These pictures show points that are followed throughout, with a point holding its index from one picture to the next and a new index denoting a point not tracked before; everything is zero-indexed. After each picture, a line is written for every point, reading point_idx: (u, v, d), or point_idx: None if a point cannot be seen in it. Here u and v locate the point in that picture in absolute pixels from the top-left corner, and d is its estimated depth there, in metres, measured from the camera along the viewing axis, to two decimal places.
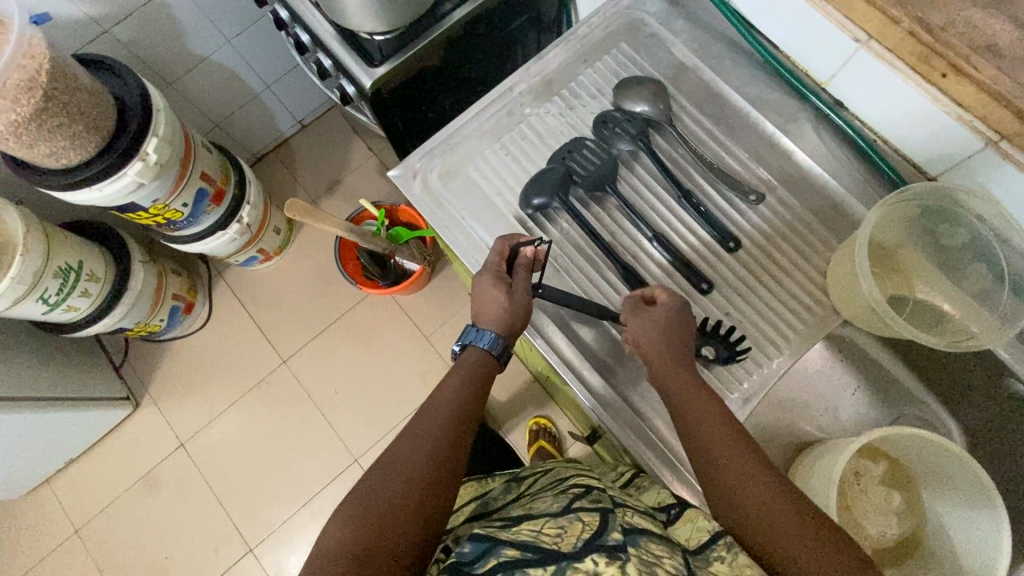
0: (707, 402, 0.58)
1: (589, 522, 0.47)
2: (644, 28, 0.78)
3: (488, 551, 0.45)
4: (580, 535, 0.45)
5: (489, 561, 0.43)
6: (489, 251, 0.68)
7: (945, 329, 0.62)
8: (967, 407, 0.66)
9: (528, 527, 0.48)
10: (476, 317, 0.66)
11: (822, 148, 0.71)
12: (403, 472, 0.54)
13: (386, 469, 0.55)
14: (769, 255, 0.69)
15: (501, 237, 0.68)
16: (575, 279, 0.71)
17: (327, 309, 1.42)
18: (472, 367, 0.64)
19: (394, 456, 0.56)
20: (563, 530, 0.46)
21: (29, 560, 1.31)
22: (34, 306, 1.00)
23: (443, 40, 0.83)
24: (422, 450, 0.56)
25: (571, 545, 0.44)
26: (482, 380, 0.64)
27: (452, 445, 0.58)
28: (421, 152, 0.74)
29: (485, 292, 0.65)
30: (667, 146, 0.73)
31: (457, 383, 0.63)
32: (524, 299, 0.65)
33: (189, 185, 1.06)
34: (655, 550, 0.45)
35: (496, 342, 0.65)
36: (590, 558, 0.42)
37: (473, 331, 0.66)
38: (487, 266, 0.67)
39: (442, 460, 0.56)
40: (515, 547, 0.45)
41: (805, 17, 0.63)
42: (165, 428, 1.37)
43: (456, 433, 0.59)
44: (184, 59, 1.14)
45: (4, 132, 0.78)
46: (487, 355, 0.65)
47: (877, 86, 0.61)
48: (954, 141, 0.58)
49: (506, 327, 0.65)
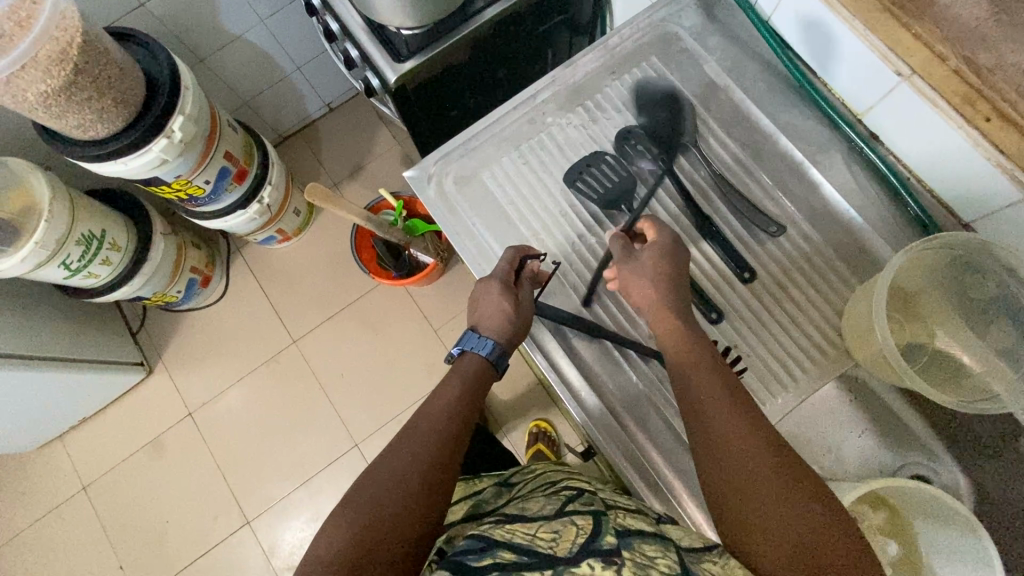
0: (716, 391, 0.56)
1: (583, 526, 0.48)
2: (678, 42, 0.75)
3: (485, 550, 0.45)
4: (575, 539, 0.46)
5: (485, 558, 0.44)
6: (499, 259, 0.67)
7: (961, 384, 0.59)
8: (978, 465, 0.63)
9: (521, 529, 0.49)
10: (478, 323, 0.65)
11: (852, 182, 0.68)
12: (402, 472, 0.55)
13: (384, 476, 0.55)
14: (784, 289, 0.67)
15: (513, 247, 0.67)
16: (580, 297, 0.70)
17: (340, 294, 1.44)
18: (471, 374, 0.64)
19: (392, 462, 0.56)
20: (557, 534, 0.47)
21: (38, 510, 1.36)
22: (57, 271, 1.03)
23: (471, 38, 0.82)
24: (421, 456, 0.56)
25: (566, 549, 0.45)
26: (480, 386, 0.64)
27: (450, 453, 0.58)
28: (438, 157, 0.73)
29: (492, 299, 0.64)
30: (689, 167, 0.72)
31: (458, 387, 0.63)
32: (528, 311, 0.65)
33: (212, 163, 1.07)
34: (648, 551, 0.46)
35: (495, 350, 0.64)
36: (585, 561, 0.43)
37: (473, 337, 0.66)
38: (495, 273, 0.66)
39: (440, 468, 0.56)
40: (511, 550, 0.45)
41: (848, 44, 0.60)
42: (175, 396, 1.41)
43: (454, 440, 0.59)
44: (216, 37, 1.14)
45: (34, 101, 0.79)
46: (485, 362, 0.65)
47: (916, 123, 0.58)
48: (994, 189, 0.54)
49: (507, 337, 0.64)
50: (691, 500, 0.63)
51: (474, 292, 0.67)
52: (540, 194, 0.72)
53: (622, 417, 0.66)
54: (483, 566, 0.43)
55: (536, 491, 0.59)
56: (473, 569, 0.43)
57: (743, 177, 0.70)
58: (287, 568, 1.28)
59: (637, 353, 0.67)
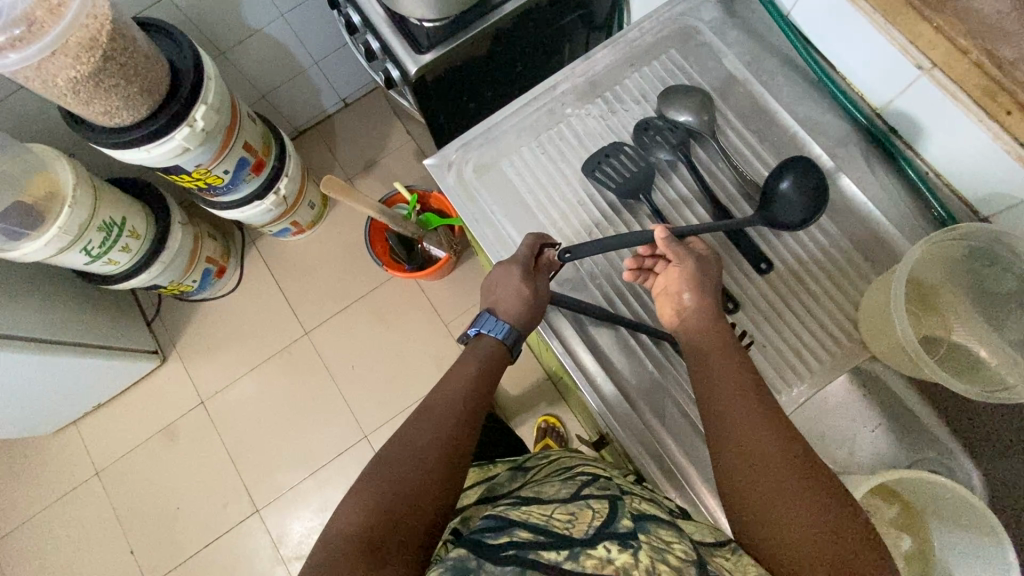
0: (739, 385, 0.56)
1: (599, 510, 0.48)
2: (696, 36, 0.76)
3: (502, 528, 0.45)
4: (591, 522, 0.46)
5: (502, 536, 0.44)
6: (518, 245, 0.68)
7: (979, 377, 0.59)
8: (994, 460, 0.63)
9: (537, 511, 0.49)
10: (495, 306, 0.66)
11: (870, 176, 0.68)
12: (418, 452, 0.55)
13: (401, 451, 0.56)
14: (800, 281, 0.67)
15: (532, 234, 0.68)
16: (597, 288, 0.71)
17: (352, 287, 1.45)
18: (487, 356, 0.65)
19: (409, 442, 0.57)
20: (574, 516, 0.47)
21: (52, 494, 1.37)
22: (78, 256, 1.04)
23: (491, 31, 0.83)
24: (438, 435, 0.57)
25: (583, 531, 0.45)
26: (496, 370, 0.65)
27: (466, 434, 0.59)
28: (459, 145, 0.74)
29: (512, 283, 0.65)
30: (707, 158, 0.72)
31: (475, 370, 0.63)
32: (545, 296, 0.66)
33: (232, 153, 1.09)
34: (665, 536, 0.47)
35: (510, 334, 0.66)
36: (601, 545, 0.43)
37: (490, 320, 0.66)
38: (516, 257, 0.67)
39: (455, 446, 0.57)
40: (528, 529, 0.45)
41: (869, 38, 0.61)
42: (188, 385, 1.42)
43: (469, 421, 0.60)
44: (238, 30, 1.16)
45: (64, 87, 0.81)
46: (500, 345, 0.66)
47: (935, 115, 0.59)
48: (1014, 181, 0.55)
49: (524, 321, 0.65)
50: (704, 487, 0.63)
51: (493, 276, 0.68)
52: (559, 183, 0.73)
53: (637, 404, 0.66)
54: (500, 544, 0.43)
55: (552, 476, 0.60)
56: (489, 547, 0.43)
57: (760, 170, 0.71)
58: (295, 557, 1.29)
59: (651, 339, 0.68)
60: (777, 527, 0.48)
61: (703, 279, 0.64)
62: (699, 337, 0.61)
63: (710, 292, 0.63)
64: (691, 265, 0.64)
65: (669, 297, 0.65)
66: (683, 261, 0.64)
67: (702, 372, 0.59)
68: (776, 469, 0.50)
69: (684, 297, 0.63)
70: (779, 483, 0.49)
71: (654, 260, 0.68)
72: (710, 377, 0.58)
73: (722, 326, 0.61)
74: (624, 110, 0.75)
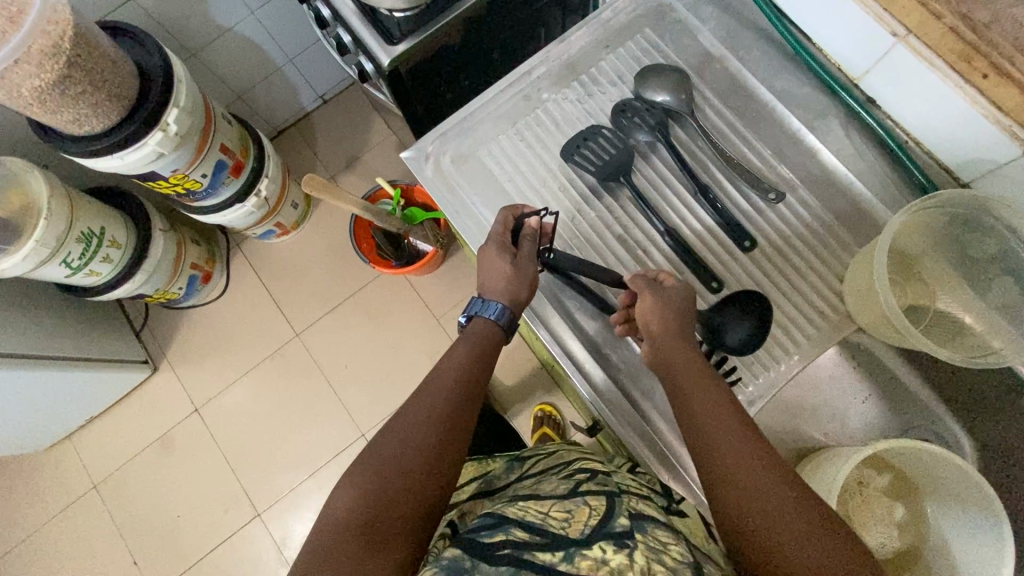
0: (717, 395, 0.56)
1: (597, 508, 0.48)
2: (671, 13, 0.75)
3: (498, 526, 0.45)
4: (588, 521, 0.46)
5: (498, 535, 0.44)
6: (494, 222, 0.68)
7: (965, 344, 0.58)
8: (983, 424, 0.63)
9: (534, 507, 0.49)
10: (482, 288, 0.66)
11: (850, 147, 0.68)
12: (413, 436, 0.55)
13: (396, 437, 0.55)
14: (784, 256, 0.67)
15: (506, 208, 0.68)
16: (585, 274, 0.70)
17: (340, 286, 1.44)
18: (480, 336, 0.65)
19: (403, 425, 0.56)
20: (570, 515, 0.48)
21: (50, 510, 1.36)
22: (58, 269, 1.03)
23: (464, 18, 0.81)
24: (431, 422, 0.57)
25: (579, 531, 0.45)
26: (490, 350, 0.65)
27: (461, 419, 0.58)
28: (435, 136, 0.73)
29: (492, 261, 0.65)
30: (686, 137, 0.72)
31: (466, 351, 0.63)
32: (530, 269, 0.65)
33: (208, 157, 1.07)
34: (661, 537, 0.47)
35: (503, 313, 0.65)
36: (597, 545, 0.43)
37: (479, 302, 0.66)
38: (491, 236, 0.67)
39: (450, 435, 0.56)
40: (524, 528, 0.45)
41: (843, 8, 0.60)
42: (181, 393, 1.41)
43: (464, 407, 0.59)
44: (208, 30, 1.14)
45: (29, 97, 0.79)
46: (493, 324, 0.65)
47: (911, 83, 0.58)
48: (992, 146, 0.54)
49: (512, 297, 0.64)
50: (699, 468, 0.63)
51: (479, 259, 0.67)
52: (539, 171, 0.72)
53: (628, 390, 0.66)
54: (495, 543, 0.43)
55: (549, 470, 0.59)
56: (485, 545, 0.43)
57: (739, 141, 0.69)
58: None
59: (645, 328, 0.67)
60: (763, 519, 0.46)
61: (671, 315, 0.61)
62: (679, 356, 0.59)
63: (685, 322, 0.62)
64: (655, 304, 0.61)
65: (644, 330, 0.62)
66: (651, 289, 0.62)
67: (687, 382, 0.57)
68: (769, 493, 0.47)
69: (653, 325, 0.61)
70: (774, 510, 0.46)
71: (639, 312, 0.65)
72: (688, 410, 0.56)
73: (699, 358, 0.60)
74: (602, 93, 0.74)
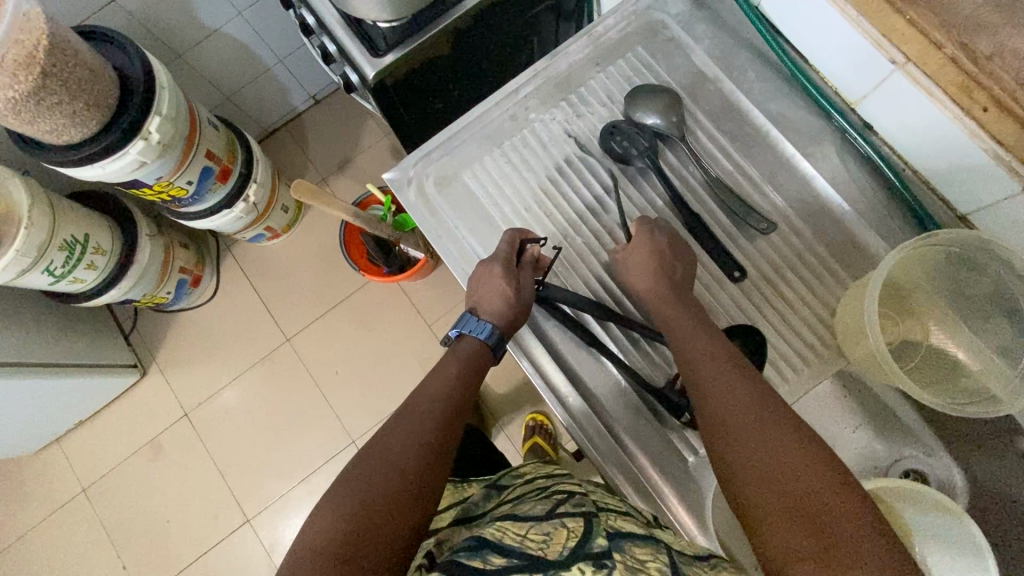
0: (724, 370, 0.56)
1: (574, 529, 0.46)
2: (664, 31, 0.73)
3: (476, 550, 0.43)
4: (566, 542, 0.45)
5: (476, 560, 0.42)
6: (499, 240, 0.66)
7: (956, 384, 0.57)
8: (974, 461, 0.62)
9: (512, 529, 0.47)
10: (477, 306, 0.65)
11: (845, 174, 0.66)
12: (398, 455, 0.54)
13: (380, 459, 0.53)
14: (775, 286, 0.66)
15: (512, 230, 0.66)
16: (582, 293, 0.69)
17: (331, 291, 1.42)
18: (469, 357, 0.64)
19: (388, 443, 0.55)
20: (548, 536, 0.46)
21: (40, 513, 1.36)
22: (41, 277, 1.01)
23: (452, 30, 0.79)
24: (416, 440, 0.55)
25: (557, 552, 0.43)
26: (478, 373, 0.64)
27: (445, 438, 0.57)
28: (418, 158, 0.71)
29: (491, 280, 0.63)
30: (677, 161, 0.70)
31: (455, 371, 0.63)
32: (529, 297, 0.64)
33: (194, 163, 1.05)
34: (640, 555, 0.45)
35: (493, 334, 0.64)
36: (576, 566, 0.42)
37: (472, 319, 0.65)
38: (497, 254, 0.65)
39: (435, 454, 0.55)
40: (503, 552, 0.43)
41: (840, 32, 0.58)
42: (171, 397, 1.40)
43: (449, 427, 0.58)
44: (194, 31, 1.11)
45: (3, 108, 0.77)
46: (483, 345, 0.65)
47: (909, 111, 0.56)
48: (991, 181, 0.52)
49: (506, 320, 0.64)
50: (676, 497, 0.62)
51: (474, 276, 0.66)
52: (525, 195, 0.70)
53: (609, 421, 0.65)
54: (474, 567, 0.42)
55: (528, 494, 0.58)
56: (464, 567, 0.42)
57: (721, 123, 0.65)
58: None
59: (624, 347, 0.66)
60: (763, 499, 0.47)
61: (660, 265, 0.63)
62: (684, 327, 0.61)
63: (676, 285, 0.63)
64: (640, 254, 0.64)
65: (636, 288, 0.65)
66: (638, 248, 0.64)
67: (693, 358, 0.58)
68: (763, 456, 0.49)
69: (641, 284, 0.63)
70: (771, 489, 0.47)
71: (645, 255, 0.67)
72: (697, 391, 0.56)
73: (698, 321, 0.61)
74: (592, 113, 0.72)
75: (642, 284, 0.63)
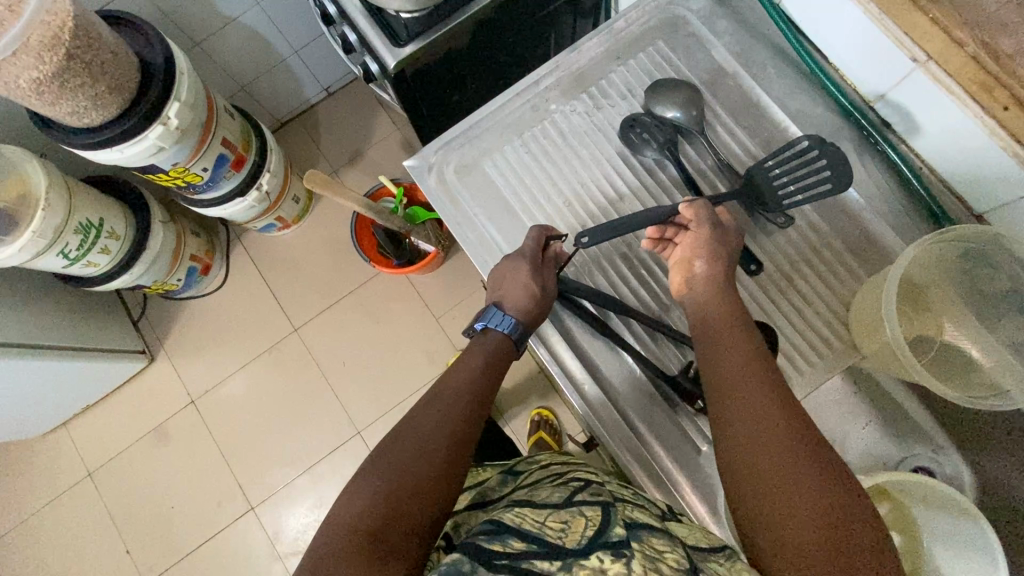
0: (745, 363, 0.54)
1: (592, 517, 0.47)
2: (685, 26, 0.74)
3: (497, 534, 0.44)
4: (584, 531, 0.45)
5: (495, 545, 0.43)
6: (525, 238, 0.67)
7: (969, 379, 0.57)
8: (984, 459, 0.62)
9: (530, 516, 0.48)
10: (502, 299, 0.64)
11: (862, 172, 0.67)
12: (423, 444, 0.54)
13: (405, 445, 0.54)
14: (789, 281, 0.66)
15: (539, 227, 0.67)
16: (602, 283, 0.70)
17: (340, 282, 1.43)
18: (494, 350, 0.64)
19: (414, 431, 0.56)
20: (567, 525, 0.46)
21: (44, 496, 1.37)
22: (55, 260, 1.02)
23: (474, 21, 0.79)
24: (440, 430, 0.56)
25: (576, 541, 0.44)
26: (502, 365, 0.64)
27: (469, 429, 0.57)
28: (439, 145, 0.72)
29: (520, 278, 0.64)
30: (696, 156, 0.71)
31: (480, 361, 0.63)
32: (552, 295, 0.65)
33: (211, 150, 1.06)
34: (657, 545, 0.45)
35: (516, 328, 0.64)
36: (595, 555, 0.42)
37: (497, 314, 0.64)
38: (525, 252, 0.65)
39: (457, 444, 0.56)
40: (522, 538, 0.44)
41: (861, 30, 0.59)
42: (177, 384, 1.41)
43: (472, 417, 0.58)
44: (212, 19, 1.12)
45: (27, 88, 0.77)
46: (506, 340, 0.64)
47: (930, 109, 0.57)
48: (1009, 178, 0.53)
49: (530, 316, 0.64)
50: (692, 491, 0.62)
51: (498, 267, 0.66)
52: (544, 186, 0.71)
53: (625, 411, 0.66)
54: (495, 552, 0.42)
55: (544, 480, 0.58)
56: (483, 552, 0.42)
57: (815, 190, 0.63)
58: (291, 553, 1.29)
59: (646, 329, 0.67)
60: (773, 499, 0.46)
61: (720, 248, 0.63)
62: (707, 315, 0.60)
63: (723, 266, 0.62)
64: (709, 232, 0.63)
65: (682, 264, 0.64)
66: (701, 229, 0.63)
67: (715, 348, 0.57)
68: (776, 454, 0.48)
69: (696, 265, 0.62)
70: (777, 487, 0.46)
71: (676, 231, 0.67)
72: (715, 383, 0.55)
73: (725, 307, 0.60)
74: (613, 105, 0.73)
75: (707, 272, 0.62)
